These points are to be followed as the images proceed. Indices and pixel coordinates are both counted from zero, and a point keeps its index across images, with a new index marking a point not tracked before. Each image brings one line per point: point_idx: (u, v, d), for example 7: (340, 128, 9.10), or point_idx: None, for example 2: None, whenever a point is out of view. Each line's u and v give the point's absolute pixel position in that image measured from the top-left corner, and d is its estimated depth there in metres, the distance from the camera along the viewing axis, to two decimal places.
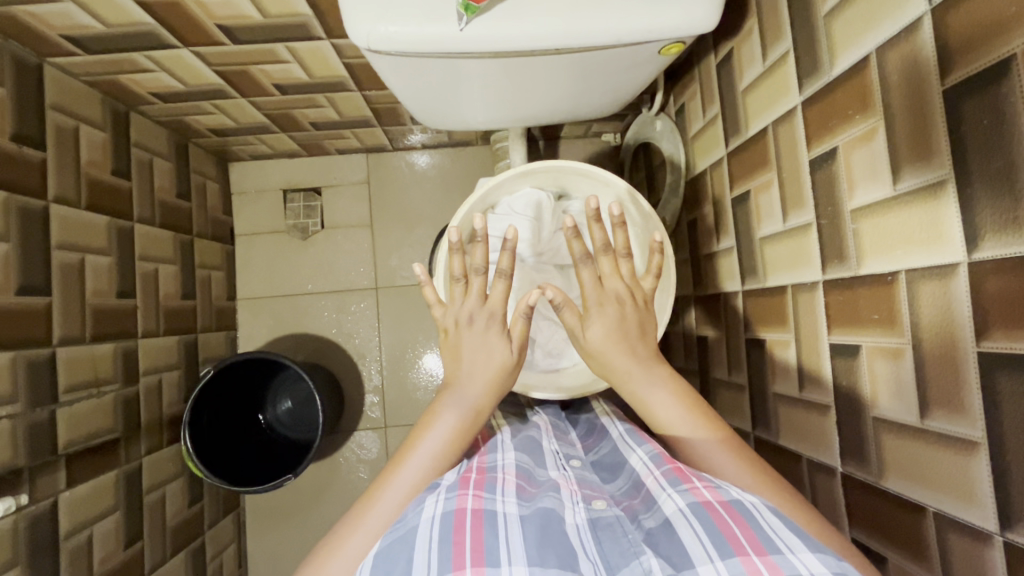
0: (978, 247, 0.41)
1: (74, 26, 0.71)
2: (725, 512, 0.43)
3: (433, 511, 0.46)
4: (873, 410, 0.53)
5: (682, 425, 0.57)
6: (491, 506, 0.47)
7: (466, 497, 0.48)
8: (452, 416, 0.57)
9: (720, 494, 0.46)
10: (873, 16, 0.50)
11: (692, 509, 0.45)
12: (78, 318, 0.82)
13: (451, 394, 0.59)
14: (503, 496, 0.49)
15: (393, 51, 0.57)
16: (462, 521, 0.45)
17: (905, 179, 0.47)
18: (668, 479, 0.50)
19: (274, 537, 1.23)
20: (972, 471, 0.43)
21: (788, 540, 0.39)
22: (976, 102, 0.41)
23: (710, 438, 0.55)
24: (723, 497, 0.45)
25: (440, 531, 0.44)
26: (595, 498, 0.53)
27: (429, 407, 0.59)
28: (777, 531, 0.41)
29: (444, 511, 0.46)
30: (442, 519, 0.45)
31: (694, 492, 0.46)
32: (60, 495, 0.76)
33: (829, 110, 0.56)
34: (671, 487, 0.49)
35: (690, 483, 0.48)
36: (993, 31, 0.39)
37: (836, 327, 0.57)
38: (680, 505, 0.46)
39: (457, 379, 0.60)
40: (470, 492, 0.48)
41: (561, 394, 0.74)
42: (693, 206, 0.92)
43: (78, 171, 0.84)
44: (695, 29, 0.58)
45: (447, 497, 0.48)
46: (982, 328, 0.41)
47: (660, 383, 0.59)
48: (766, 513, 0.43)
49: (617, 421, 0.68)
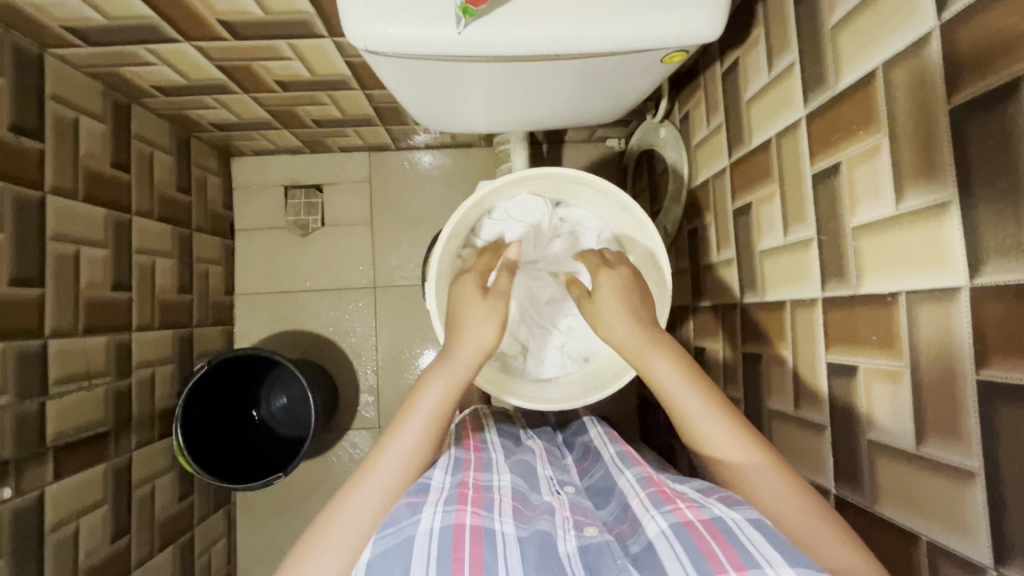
0: (979, 272, 0.40)
1: (75, 17, 0.71)
2: (707, 532, 0.43)
3: (430, 523, 0.45)
4: (869, 432, 0.51)
5: (678, 389, 0.57)
6: (488, 524, 0.46)
7: (464, 512, 0.47)
8: (446, 379, 0.60)
9: (702, 512, 0.45)
10: (881, 30, 0.49)
11: (675, 530, 0.44)
12: (72, 310, 0.82)
13: (443, 361, 0.61)
14: (499, 516, 0.48)
15: (392, 53, 0.56)
16: (462, 537, 0.44)
17: (909, 198, 0.46)
18: (653, 501, 0.49)
19: (263, 534, 1.22)
20: (967, 499, 0.42)
21: (769, 553, 0.39)
22: (984, 122, 0.39)
23: (708, 398, 0.56)
24: (704, 515, 0.45)
25: (439, 545, 0.43)
26: (586, 524, 0.51)
27: (421, 376, 0.61)
28: (758, 545, 0.40)
29: (442, 525, 0.45)
30: (440, 534, 0.44)
31: (677, 513, 0.46)
32: (46, 488, 0.76)
33: (834, 123, 0.55)
34: (656, 509, 0.48)
35: (674, 505, 0.48)
36: (1003, 50, 0.38)
37: (834, 346, 0.56)
38: (663, 527, 0.45)
39: (454, 345, 0.62)
40: (469, 508, 0.47)
41: (598, 393, 0.71)
42: (694, 215, 0.91)
43: (77, 162, 0.83)
44: (697, 39, 0.57)
45: (444, 511, 0.47)
46: (982, 356, 0.40)
47: (664, 355, 0.60)
48: (747, 529, 0.42)
49: (611, 442, 0.67)
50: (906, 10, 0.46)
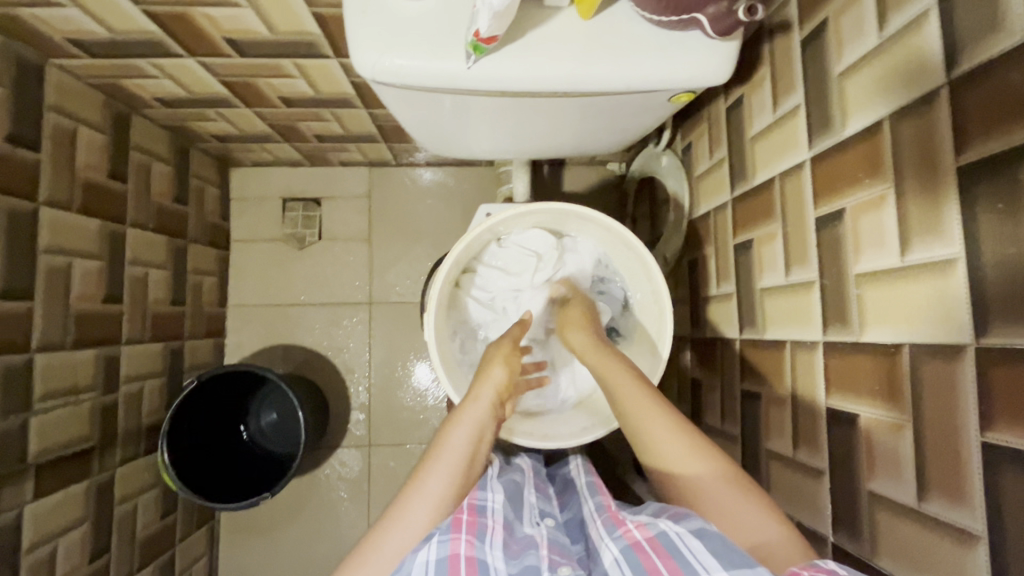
0: (985, 332, 0.40)
1: (79, 31, 0.70)
2: (651, 549, 0.46)
3: (427, 555, 0.48)
4: (869, 483, 0.51)
5: (629, 395, 0.61)
6: (483, 555, 0.48)
7: (459, 540, 0.49)
8: (470, 421, 0.60)
9: (648, 530, 0.48)
10: (889, 83, 0.49)
11: (626, 555, 0.47)
12: (61, 323, 0.80)
13: (464, 412, 0.61)
14: (492, 546, 0.50)
15: (400, 85, 0.56)
16: (457, 568, 0.46)
17: (915, 251, 0.46)
18: (607, 526, 0.52)
19: (246, 552, 1.19)
20: (970, 562, 0.41)
21: (708, 563, 0.42)
22: (992, 183, 0.39)
23: (645, 391, 0.61)
24: (650, 532, 0.47)
25: None
26: (559, 565, 0.51)
27: (444, 424, 0.61)
28: (699, 556, 0.43)
29: (438, 556, 0.47)
30: (435, 566, 0.47)
31: (627, 536, 0.48)
32: (25, 507, 0.74)
33: (839, 170, 0.55)
34: (609, 535, 0.50)
35: (625, 527, 0.50)
36: (1013, 115, 0.38)
37: (835, 391, 0.56)
38: (615, 554, 0.48)
39: (473, 396, 0.63)
40: (464, 536, 0.49)
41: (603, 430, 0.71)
42: (694, 246, 0.90)
43: (74, 173, 0.82)
44: (707, 81, 0.57)
45: (440, 540, 0.48)
46: (988, 418, 0.40)
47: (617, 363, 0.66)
48: (688, 538, 0.45)
49: (584, 472, 0.68)
50: (914, 64, 0.46)
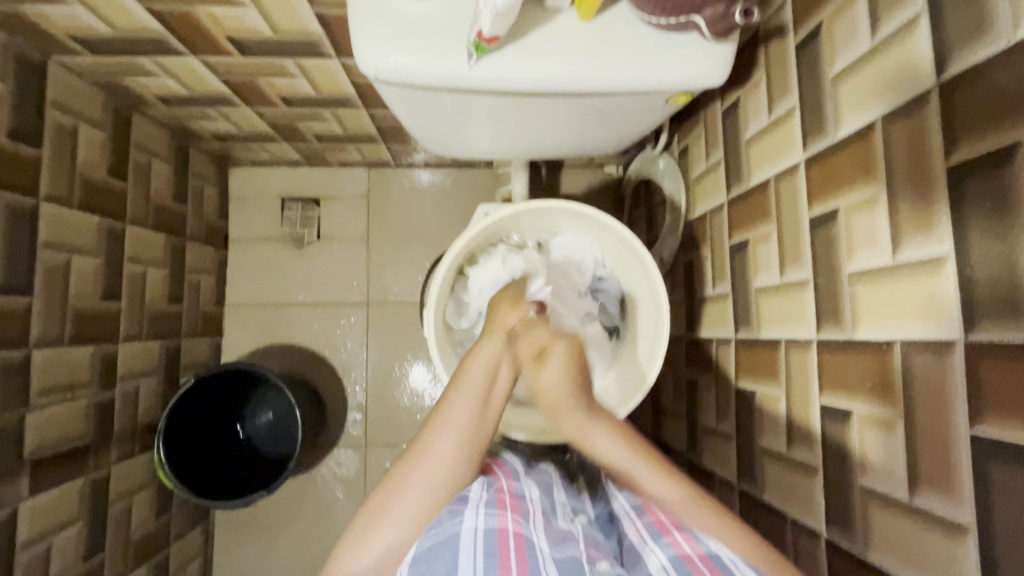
0: (974, 328, 0.41)
1: (82, 28, 0.71)
2: (703, 563, 0.47)
3: (475, 523, 0.49)
4: (861, 478, 0.52)
5: (614, 452, 0.59)
6: (528, 533, 0.50)
7: (506, 517, 0.51)
8: (456, 421, 0.55)
9: (699, 546, 0.49)
10: (880, 86, 0.50)
11: (673, 563, 0.48)
12: (59, 319, 0.80)
13: (451, 408, 0.56)
14: (535, 529, 0.51)
15: (403, 83, 0.56)
16: (505, 541, 0.48)
17: (906, 249, 0.47)
18: (651, 532, 0.53)
19: (240, 553, 1.19)
20: (960, 554, 0.42)
21: None
22: (980, 183, 0.41)
23: (633, 451, 0.58)
24: (701, 550, 0.48)
25: (485, 544, 0.47)
26: (597, 558, 0.50)
27: (433, 415, 0.56)
28: None
29: (487, 527, 0.49)
30: (485, 535, 0.48)
31: (675, 546, 0.49)
32: (21, 503, 0.74)
33: (832, 171, 0.56)
34: (655, 541, 0.52)
35: (672, 536, 0.51)
36: (1001, 116, 0.39)
37: (828, 389, 0.57)
38: (664, 561, 0.49)
39: (460, 391, 0.57)
40: (509, 515, 0.51)
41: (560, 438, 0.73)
42: (690, 247, 0.92)
43: (74, 170, 0.83)
44: (703, 82, 0.58)
45: (488, 514, 0.51)
46: (977, 412, 0.41)
47: (596, 423, 0.61)
48: (741, 565, 0.46)
49: None
50: (905, 68, 0.48)
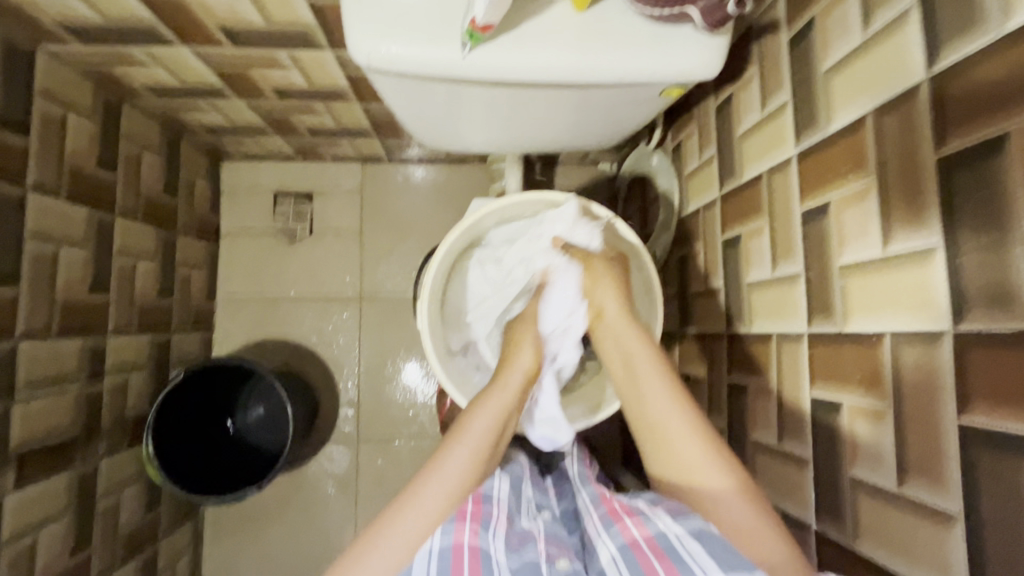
0: (963, 318, 0.41)
1: (71, 15, 0.70)
2: (650, 549, 0.47)
3: (431, 544, 0.50)
4: (850, 469, 0.52)
5: (662, 399, 0.58)
6: (486, 545, 0.51)
7: (463, 530, 0.51)
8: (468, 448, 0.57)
9: (647, 528, 0.49)
10: (871, 81, 0.50)
11: (623, 552, 0.49)
12: (46, 310, 0.79)
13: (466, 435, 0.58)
14: (493, 536, 0.52)
15: (396, 73, 0.56)
16: (462, 556, 0.49)
17: (897, 241, 0.47)
18: (604, 521, 0.54)
19: (230, 549, 1.18)
20: (947, 543, 0.42)
21: (705, 565, 0.43)
22: (970, 175, 0.41)
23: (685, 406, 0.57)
24: (649, 531, 0.49)
25: (440, 565, 0.48)
26: (558, 556, 0.53)
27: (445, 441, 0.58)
28: (698, 558, 0.44)
29: (443, 546, 0.50)
30: (441, 555, 0.49)
31: (625, 533, 0.50)
32: (6, 497, 0.72)
33: (824, 165, 0.56)
34: (607, 530, 0.53)
35: (622, 523, 0.52)
36: (990, 108, 0.39)
37: (818, 381, 0.57)
38: (614, 552, 0.50)
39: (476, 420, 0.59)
40: (467, 526, 0.52)
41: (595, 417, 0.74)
42: (683, 243, 0.92)
43: (62, 160, 0.81)
44: (697, 76, 0.58)
45: (444, 530, 0.51)
46: (965, 401, 0.41)
47: (651, 368, 0.61)
48: (688, 542, 0.46)
49: (576, 462, 0.72)
50: (897, 61, 0.48)
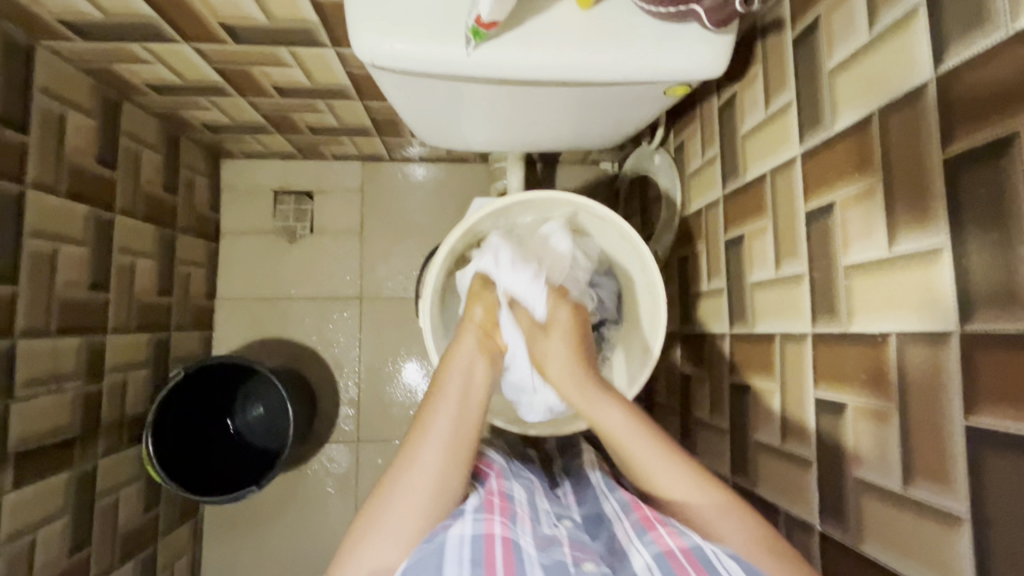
0: (970, 318, 0.41)
1: (71, 11, 0.69)
2: (685, 558, 0.45)
3: (461, 531, 0.48)
4: (855, 471, 0.52)
5: (622, 427, 0.57)
6: (515, 537, 0.49)
7: (492, 523, 0.50)
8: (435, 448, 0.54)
9: (683, 539, 0.47)
10: (877, 80, 0.50)
11: (658, 560, 0.46)
12: (44, 308, 0.79)
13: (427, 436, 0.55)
14: (521, 534, 0.51)
15: (399, 70, 0.56)
16: (492, 547, 0.47)
17: (903, 241, 0.47)
18: (637, 530, 0.52)
19: (229, 549, 1.17)
20: (954, 544, 0.42)
21: None
22: (977, 174, 0.41)
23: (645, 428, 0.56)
24: (685, 543, 0.47)
25: (471, 551, 0.46)
26: (584, 560, 0.50)
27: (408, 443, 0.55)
28: None
29: (473, 533, 0.48)
30: (471, 541, 0.47)
31: (660, 542, 0.48)
32: (4, 496, 0.72)
33: (828, 165, 0.56)
34: (640, 539, 0.50)
35: (656, 532, 0.49)
36: (997, 107, 0.39)
37: (822, 382, 0.57)
38: (649, 560, 0.47)
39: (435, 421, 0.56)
40: (497, 520, 0.50)
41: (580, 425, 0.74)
42: (685, 242, 0.92)
43: (61, 157, 0.81)
44: (701, 74, 0.58)
45: (475, 519, 0.50)
46: (972, 402, 0.41)
47: (604, 396, 0.60)
48: (726, 560, 0.44)
49: (597, 471, 0.71)
50: (903, 60, 0.48)
